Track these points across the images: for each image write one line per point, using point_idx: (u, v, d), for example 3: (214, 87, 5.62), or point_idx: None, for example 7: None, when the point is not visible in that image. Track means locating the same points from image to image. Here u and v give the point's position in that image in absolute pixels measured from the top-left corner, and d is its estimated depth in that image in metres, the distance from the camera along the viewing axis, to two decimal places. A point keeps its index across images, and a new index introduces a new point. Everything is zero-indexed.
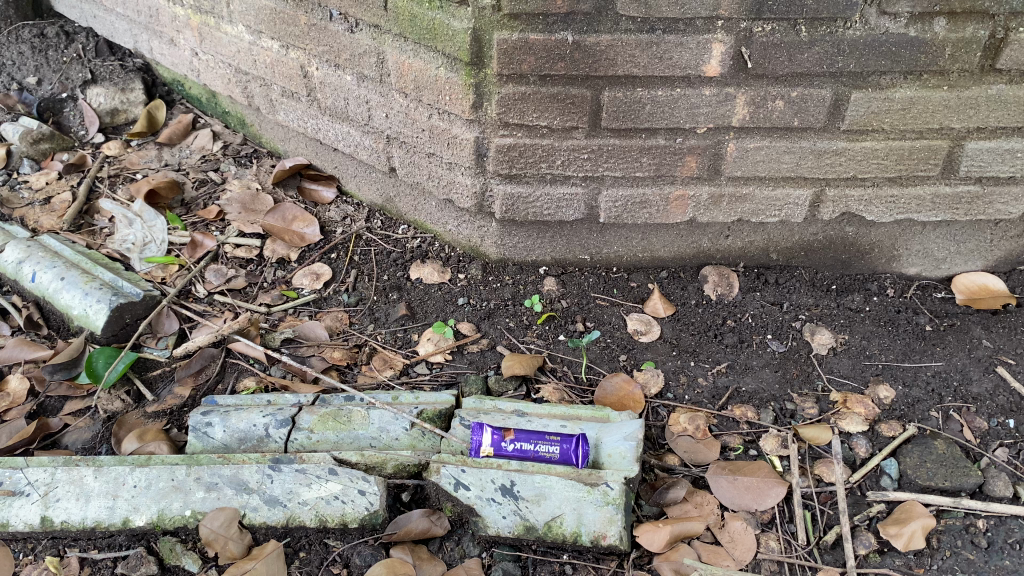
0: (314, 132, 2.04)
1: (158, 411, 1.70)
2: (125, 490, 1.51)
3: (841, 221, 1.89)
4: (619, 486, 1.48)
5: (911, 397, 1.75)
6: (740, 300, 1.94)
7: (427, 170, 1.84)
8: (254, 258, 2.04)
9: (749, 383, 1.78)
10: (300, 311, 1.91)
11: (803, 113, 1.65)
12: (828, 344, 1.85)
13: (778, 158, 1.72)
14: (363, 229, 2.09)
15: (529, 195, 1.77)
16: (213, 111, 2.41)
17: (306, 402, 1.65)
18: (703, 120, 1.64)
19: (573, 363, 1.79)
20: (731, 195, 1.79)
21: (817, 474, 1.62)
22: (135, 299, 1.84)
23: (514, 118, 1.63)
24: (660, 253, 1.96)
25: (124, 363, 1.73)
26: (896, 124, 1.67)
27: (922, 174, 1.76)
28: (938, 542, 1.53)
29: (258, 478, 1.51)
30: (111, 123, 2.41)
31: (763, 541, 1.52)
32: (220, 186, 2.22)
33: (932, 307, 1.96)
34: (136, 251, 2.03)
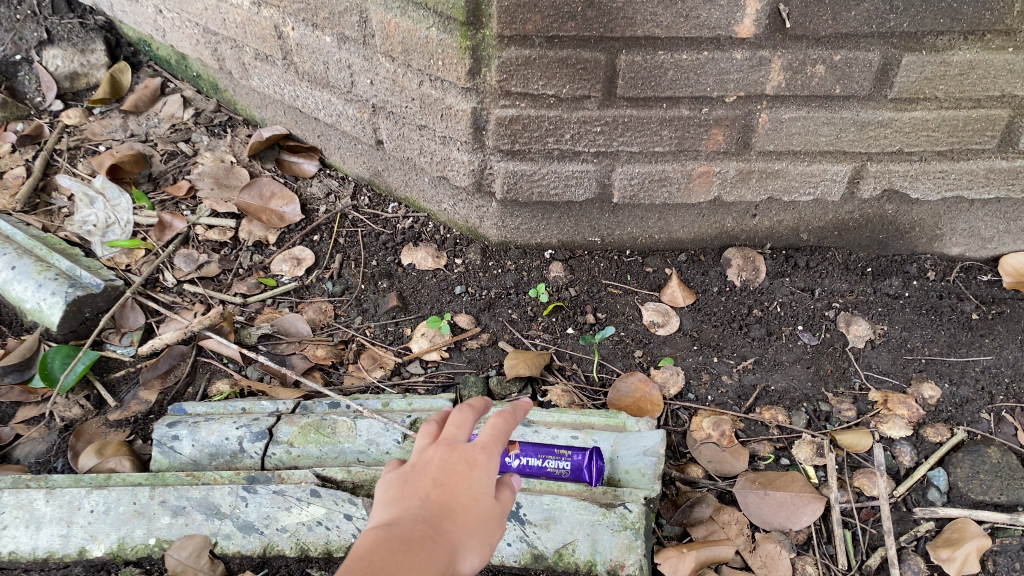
0: (292, 100, 1.83)
1: (121, 419, 1.53)
2: (80, 516, 1.34)
3: (881, 199, 1.70)
4: (638, 507, 1.32)
5: (959, 396, 1.58)
6: (767, 287, 1.76)
7: (418, 144, 1.64)
8: (228, 241, 1.85)
9: (779, 381, 1.61)
10: (280, 302, 1.74)
11: (846, 80, 1.44)
12: (865, 336, 1.67)
13: (816, 130, 1.52)
14: (348, 207, 1.90)
15: (533, 173, 1.58)
16: (183, 75, 2.19)
17: (285, 411, 1.47)
18: (732, 88, 1.44)
19: (583, 361, 1.63)
20: (761, 171, 1.60)
21: (858, 487, 1.45)
22: (95, 291, 1.64)
23: (517, 86, 1.42)
24: (679, 234, 1.77)
25: (83, 363, 1.55)
26: (952, 92, 1.46)
27: (977, 147, 1.56)
28: (994, 565, 1.37)
29: (230, 501, 1.33)
30: (71, 88, 2.20)
31: (799, 567, 1.36)
32: (191, 159, 2.02)
33: (977, 292, 1.78)
34: (97, 233, 1.83)
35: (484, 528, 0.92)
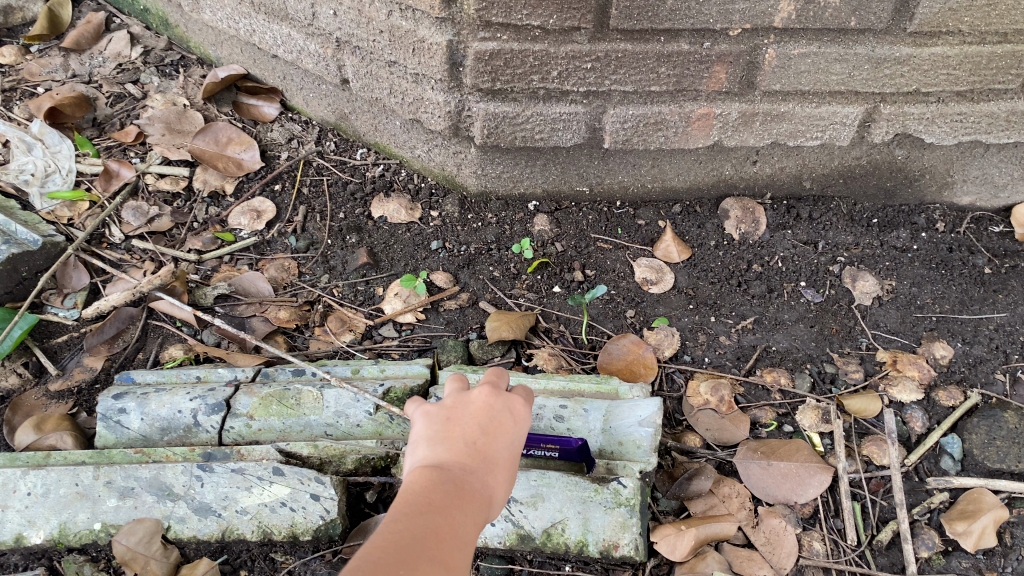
0: (248, 35, 1.65)
1: (63, 390, 1.39)
2: (16, 500, 1.20)
3: (891, 143, 1.57)
4: (633, 483, 1.20)
5: (972, 356, 1.48)
6: (768, 240, 1.64)
7: (388, 83, 1.48)
8: (181, 191, 1.69)
9: (780, 342, 1.50)
10: (239, 259, 1.59)
11: (863, 10, 1.30)
12: (872, 293, 1.56)
13: (827, 68, 1.38)
14: (312, 153, 1.75)
15: (516, 116, 1.43)
16: (131, 10, 2.01)
17: (245, 380, 1.33)
18: (738, 19, 1.29)
19: (572, 323, 1.51)
20: (766, 113, 1.46)
21: (867, 455, 1.35)
22: (32, 249, 1.47)
23: (499, 16, 1.26)
24: (673, 183, 1.64)
25: (21, 329, 1.41)
26: (976, 24, 1.33)
27: (1000, 87, 1.44)
28: (1011, 538, 1.27)
29: (184, 481, 1.20)
30: (6, 23, 2.00)
31: (806, 544, 1.26)
32: (140, 102, 1.85)
33: (988, 245, 1.67)
34: (36, 183, 1.65)
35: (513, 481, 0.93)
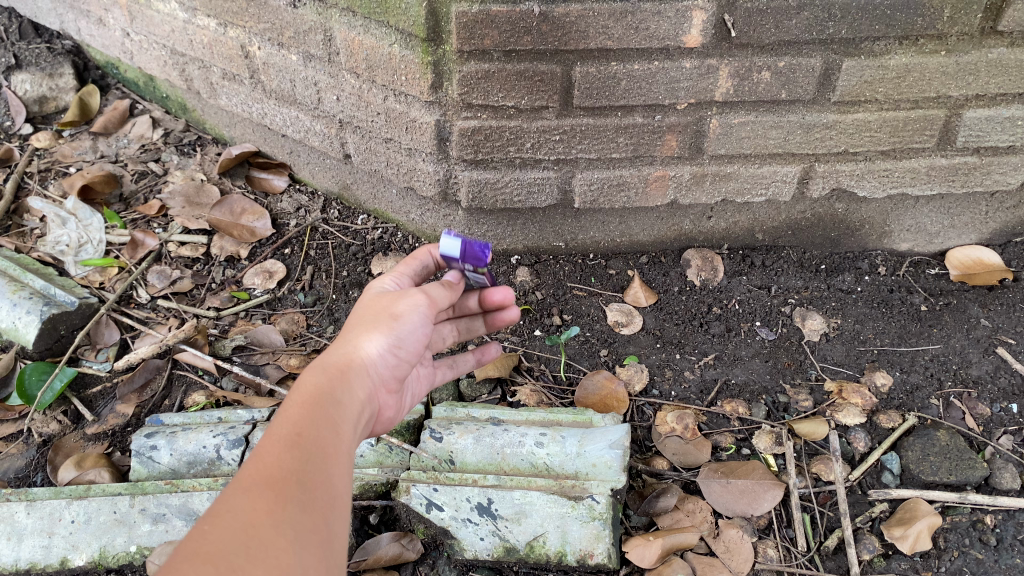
0: (260, 117, 1.87)
1: (99, 433, 1.56)
2: (61, 527, 1.37)
3: (831, 198, 1.78)
4: (605, 499, 1.36)
5: (910, 384, 1.66)
6: (726, 286, 1.83)
7: (385, 156, 1.69)
8: (201, 256, 1.89)
9: (738, 375, 1.68)
10: (253, 314, 1.78)
11: (791, 84, 1.52)
12: (819, 330, 1.75)
13: (764, 134, 1.60)
14: (318, 220, 1.95)
15: (497, 182, 1.64)
16: (152, 97, 2.23)
17: (261, 419, 1.50)
18: (683, 95, 1.51)
19: (551, 362, 1.70)
20: (715, 174, 1.67)
21: (815, 473, 1.52)
22: (70, 309, 1.67)
23: (478, 98, 1.48)
24: (639, 237, 1.84)
25: (61, 382, 1.59)
26: (890, 94, 1.54)
27: (918, 146, 1.65)
28: (945, 541, 1.43)
29: (208, 506, 1.35)
30: (41, 111, 2.24)
31: (761, 550, 1.41)
32: (162, 178, 2.06)
33: (925, 285, 1.86)
34: (71, 253, 1.86)
35: (384, 313, 1.10)
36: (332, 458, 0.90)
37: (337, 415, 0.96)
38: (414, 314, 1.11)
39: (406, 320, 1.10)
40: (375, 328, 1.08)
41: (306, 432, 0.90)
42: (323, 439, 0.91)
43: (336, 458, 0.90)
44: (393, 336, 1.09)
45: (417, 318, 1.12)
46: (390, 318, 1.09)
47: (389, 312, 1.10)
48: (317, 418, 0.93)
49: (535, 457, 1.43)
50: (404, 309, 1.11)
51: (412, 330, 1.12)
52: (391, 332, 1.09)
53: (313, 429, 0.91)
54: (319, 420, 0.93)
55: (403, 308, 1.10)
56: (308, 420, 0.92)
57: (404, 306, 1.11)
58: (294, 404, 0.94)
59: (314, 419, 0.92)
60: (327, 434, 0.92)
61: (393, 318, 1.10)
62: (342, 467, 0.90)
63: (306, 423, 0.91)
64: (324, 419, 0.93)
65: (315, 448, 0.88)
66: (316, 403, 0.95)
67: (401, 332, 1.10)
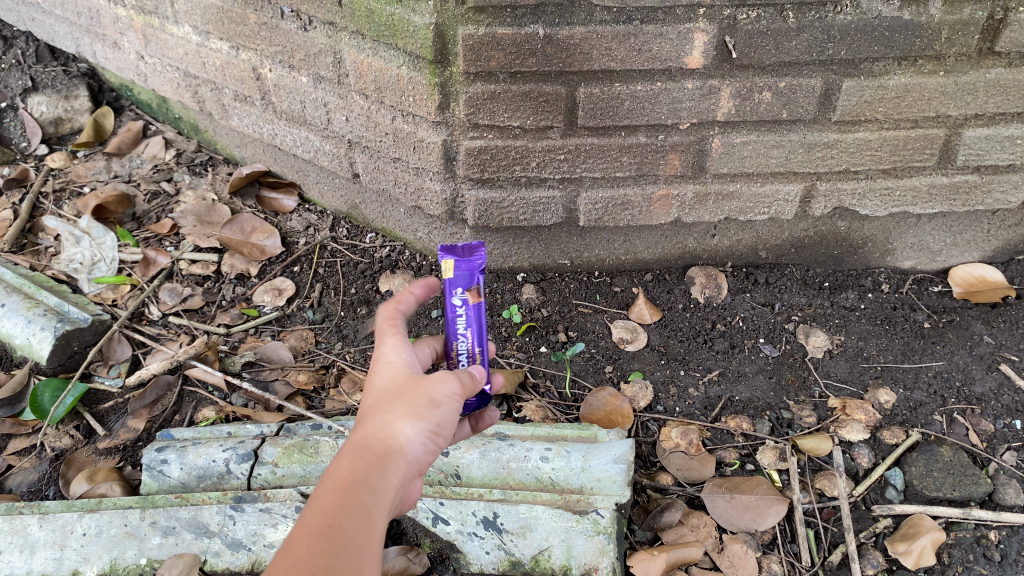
0: (271, 138, 1.91)
1: (111, 448, 1.58)
2: (73, 539, 1.38)
3: (833, 216, 1.80)
4: (609, 513, 1.37)
5: (913, 400, 1.66)
6: (729, 303, 1.85)
7: (393, 176, 1.72)
8: (211, 274, 1.92)
9: (743, 392, 1.69)
10: (263, 331, 1.80)
11: (792, 104, 1.54)
12: (823, 347, 1.76)
13: (766, 153, 1.62)
14: (327, 239, 1.98)
15: (503, 201, 1.66)
16: (165, 118, 2.28)
17: (270, 433, 1.53)
18: (686, 115, 1.54)
19: (557, 378, 1.71)
20: (718, 192, 1.69)
21: (819, 488, 1.52)
22: (83, 325, 1.70)
23: (484, 119, 1.51)
24: (644, 255, 1.87)
25: (73, 396, 1.61)
26: (890, 114, 1.57)
27: (919, 165, 1.67)
28: (949, 557, 1.43)
29: (219, 519, 1.38)
30: (56, 132, 2.29)
31: (765, 565, 1.42)
32: (174, 198, 2.09)
33: (929, 302, 1.87)
34: (84, 271, 1.89)
35: (422, 398, 1.02)
36: (364, 556, 0.85)
37: (375, 498, 0.91)
38: (449, 404, 1.05)
39: (442, 407, 1.04)
40: (414, 413, 1.00)
41: (339, 524, 0.86)
42: (358, 528, 0.87)
43: (368, 554, 0.86)
44: (431, 425, 1.02)
45: (451, 408, 1.05)
46: (429, 403, 1.02)
47: (427, 398, 1.03)
48: (353, 510, 0.88)
49: (541, 471, 1.45)
50: (442, 397, 1.04)
51: (445, 419, 1.05)
52: (428, 420, 1.01)
53: (346, 523, 0.86)
54: (355, 512, 0.88)
55: (441, 395, 1.04)
56: (342, 513, 0.87)
57: (442, 394, 1.04)
58: (330, 492, 0.89)
59: (349, 511, 0.88)
60: (363, 524, 0.88)
61: (432, 404, 1.02)
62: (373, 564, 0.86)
63: (340, 515, 0.87)
64: (360, 512, 0.88)
65: (346, 543, 0.85)
66: (352, 492, 0.90)
67: (436, 420, 1.03)
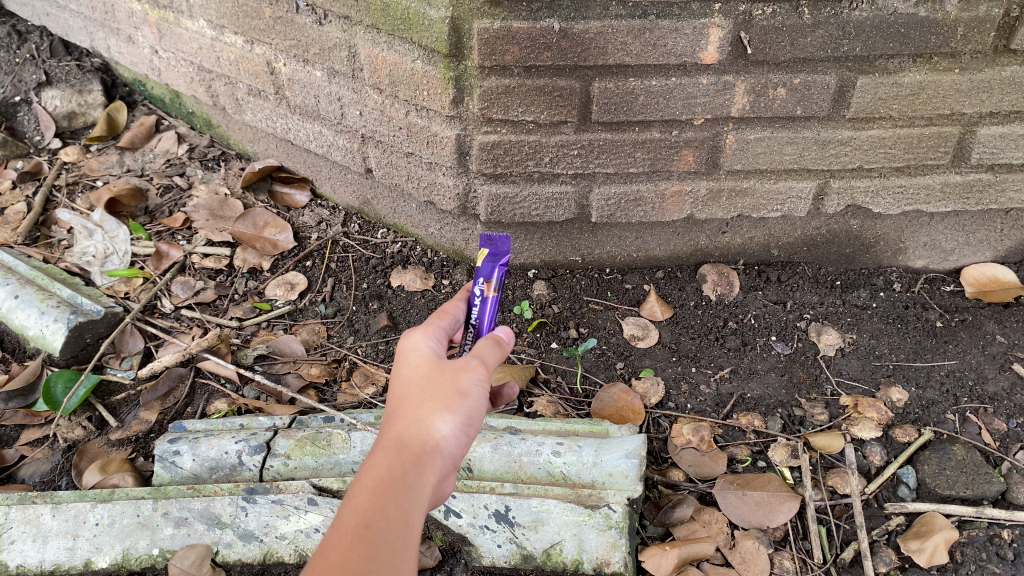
0: (284, 132, 1.91)
1: (123, 439, 1.59)
2: (86, 529, 1.39)
3: (846, 214, 1.80)
4: (621, 508, 1.37)
5: (925, 399, 1.66)
6: (741, 300, 1.85)
7: (406, 170, 1.72)
8: (224, 268, 1.93)
9: (754, 389, 1.68)
10: (275, 325, 1.81)
11: (806, 101, 1.54)
12: (835, 345, 1.76)
13: (779, 150, 1.62)
14: (339, 234, 1.98)
15: (515, 196, 1.66)
16: (178, 113, 2.29)
17: (282, 426, 1.53)
18: (699, 111, 1.53)
19: (568, 374, 1.71)
20: (730, 189, 1.69)
21: (831, 485, 1.52)
22: (96, 317, 1.71)
23: (498, 113, 1.51)
24: (655, 252, 1.87)
25: (85, 387, 1.62)
26: (904, 111, 1.56)
27: (932, 163, 1.67)
28: (962, 555, 1.43)
29: (230, 511, 1.38)
30: (69, 126, 2.30)
31: (777, 561, 1.41)
32: (186, 192, 2.10)
33: (941, 302, 1.86)
34: (97, 264, 1.90)
35: (451, 389, 1.03)
36: (404, 556, 0.86)
37: (411, 497, 0.92)
38: (478, 391, 1.05)
39: (471, 396, 1.04)
40: (444, 406, 1.01)
41: (376, 524, 0.86)
42: (395, 528, 0.87)
43: (407, 552, 0.86)
44: (462, 416, 1.02)
45: (480, 393, 1.05)
46: (457, 394, 1.03)
47: (455, 388, 1.03)
48: (390, 510, 0.88)
49: (552, 466, 1.45)
50: (469, 385, 1.04)
51: (476, 408, 1.05)
52: (459, 412, 1.02)
53: (384, 522, 0.87)
54: (392, 511, 0.88)
55: (469, 384, 1.04)
56: (379, 513, 0.87)
57: (469, 382, 1.04)
58: (366, 492, 0.89)
59: (386, 510, 0.88)
60: (400, 524, 0.88)
61: (460, 395, 1.03)
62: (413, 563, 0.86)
63: (378, 515, 0.87)
64: (397, 512, 0.89)
65: (385, 544, 0.85)
66: (388, 490, 0.90)
67: (467, 410, 1.03)
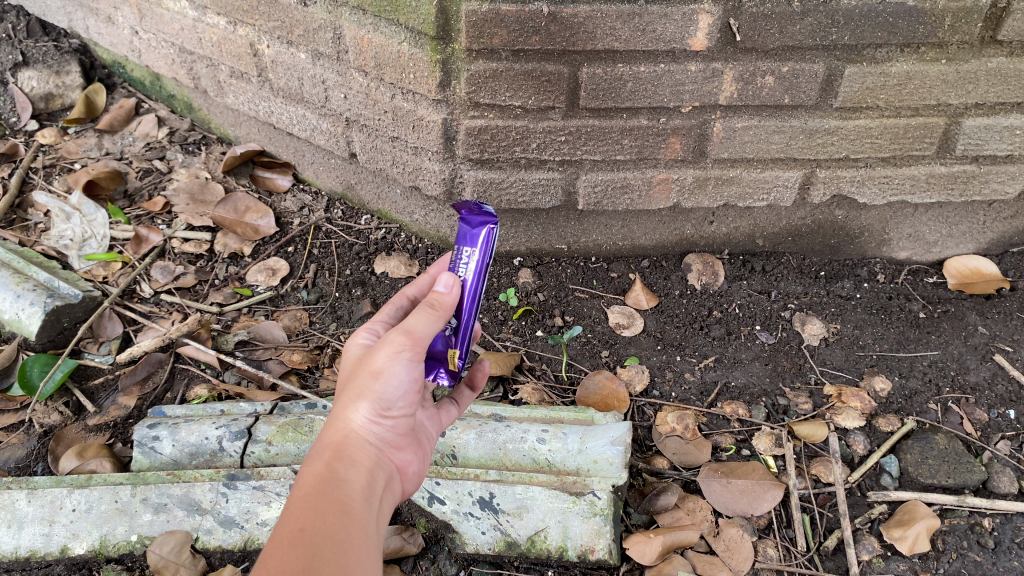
0: (267, 116, 1.89)
1: (101, 424, 1.56)
2: (62, 515, 1.36)
3: (831, 204, 1.80)
4: (606, 495, 1.36)
5: (908, 388, 1.67)
6: (726, 290, 1.85)
7: (391, 155, 1.70)
8: (204, 253, 1.90)
9: (738, 377, 1.68)
10: (256, 310, 1.78)
11: (794, 90, 1.54)
12: (819, 334, 1.76)
13: (767, 138, 1.62)
14: (322, 220, 1.96)
15: (502, 182, 1.65)
16: (158, 96, 2.26)
17: (264, 412, 1.51)
18: (688, 98, 1.53)
19: (552, 361, 1.71)
20: (717, 178, 1.69)
21: (815, 474, 1.52)
22: (73, 301, 1.67)
23: (485, 97, 1.50)
24: (641, 241, 1.87)
25: (62, 372, 1.59)
26: (891, 101, 1.57)
27: (917, 153, 1.67)
28: (943, 544, 1.43)
29: (211, 497, 1.36)
30: (46, 108, 2.26)
31: (761, 549, 1.41)
32: (166, 176, 2.07)
33: (924, 292, 1.87)
34: (75, 247, 1.87)
35: (363, 374, 1.00)
36: (344, 547, 0.84)
37: (344, 495, 0.91)
38: (395, 366, 1.00)
39: (387, 374, 1.00)
40: (358, 395, 1.00)
41: (310, 524, 0.85)
42: (330, 526, 0.86)
43: (343, 537, 0.86)
44: (378, 397, 1.00)
45: (402, 371, 1.01)
46: (369, 377, 1.00)
47: (368, 372, 1.00)
48: (322, 507, 0.88)
49: (537, 453, 1.44)
50: (383, 362, 1.00)
51: (399, 386, 1.01)
52: (376, 395, 1.00)
53: (316, 518, 0.86)
54: (320, 506, 0.88)
55: (381, 362, 1.00)
56: (311, 513, 0.86)
57: (383, 359, 1.00)
58: (295, 497, 0.89)
59: (315, 506, 0.87)
60: (335, 521, 0.87)
61: (374, 377, 1.00)
62: (356, 552, 0.85)
63: (310, 514, 0.86)
64: (328, 508, 0.88)
65: (319, 536, 0.84)
66: (314, 490, 0.90)
67: (384, 390, 1.00)
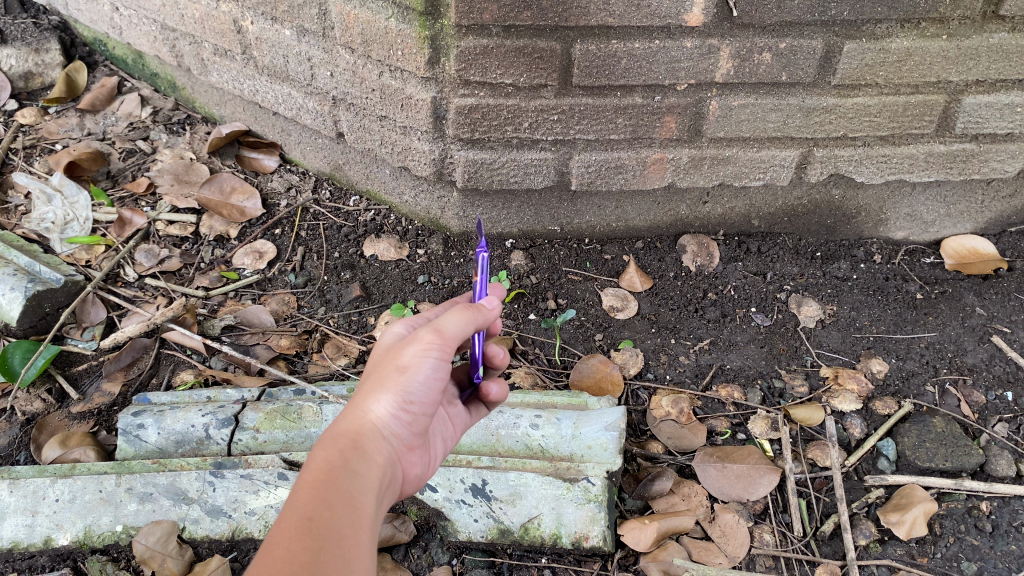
0: (251, 94, 1.85)
1: (85, 411, 1.53)
2: (45, 505, 1.33)
3: (828, 183, 1.77)
4: (601, 481, 1.34)
5: (905, 370, 1.65)
6: (721, 271, 1.83)
7: (379, 135, 1.66)
8: (189, 235, 1.87)
9: (734, 361, 1.66)
10: (243, 294, 1.75)
11: (792, 66, 1.50)
12: (815, 316, 1.74)
13: (764, 116, 1.58)
14: (310, 202, 1.93)
15: (493, 162, 1.61)
16: (141, 74, 2.21)
17: (251, 398, 1.48)
18: (683, 76, 1.49)
19: (546, 346, 1.68)
20: (712, 157, 1.66)
21: (811, 458, 1.50)
22: (55, 286, 1.63)
23: (476, 75, 1.45)
24: (635, 222, 1.84)
25: (44, 357, 1.55)
26: (890, 79, 1.53)
27: (917, 132, 1.64)
28: (940, 528, 1.41)
29: (197, 486, 1.33)
30: (25, 87, 2.21)
31: (757, 535, 1.39)
32: (150, 156, 2.03)
33: (921, 273, 1.85)
34: (56, 230, 1.82)
35: (389, 367, 0.99)
36: (350, 544, 0.81)
37: (354, 489, 0.87)
38: (422, 362, 0.99)
39: (413, 369, 0.99)
40: (381, 387, 0.97)
41: (319, 516, 0.81)
42: (339, 521, 0.82)
43: (356, 535, 0.82)
44: (402, 392, 0.98)
45: (428, 367, 1.00)
46: (393, 371, 0.98)
47: (393, 364, 0.99)
48: (333, 496, 0.84)
49: (530, 439, 1.41)
50: (411, 357, 0.99)
51: (421, 381, 1.00)
52: (399, 389, 0.98)
53: (327, 509, 0.82)
54: (334, 498, 0.84)
55: (409, 356, 0.99)
56: (320, 501, 0.83)
57: (411, 354, 0.99)
58: (303, 483, 0.85)
59: (329, 498, 0.84)
60: (344, 514, 0.83)
61: (398, 369, 0.98)
62: (362, 549, 0.81)
63: (320, 504, 0.82)
64: (338, 497, 0.84)
65: (330, 532, 0.80)
66: (328, 478, 0.86)
67: (408, 385, 0.99)
